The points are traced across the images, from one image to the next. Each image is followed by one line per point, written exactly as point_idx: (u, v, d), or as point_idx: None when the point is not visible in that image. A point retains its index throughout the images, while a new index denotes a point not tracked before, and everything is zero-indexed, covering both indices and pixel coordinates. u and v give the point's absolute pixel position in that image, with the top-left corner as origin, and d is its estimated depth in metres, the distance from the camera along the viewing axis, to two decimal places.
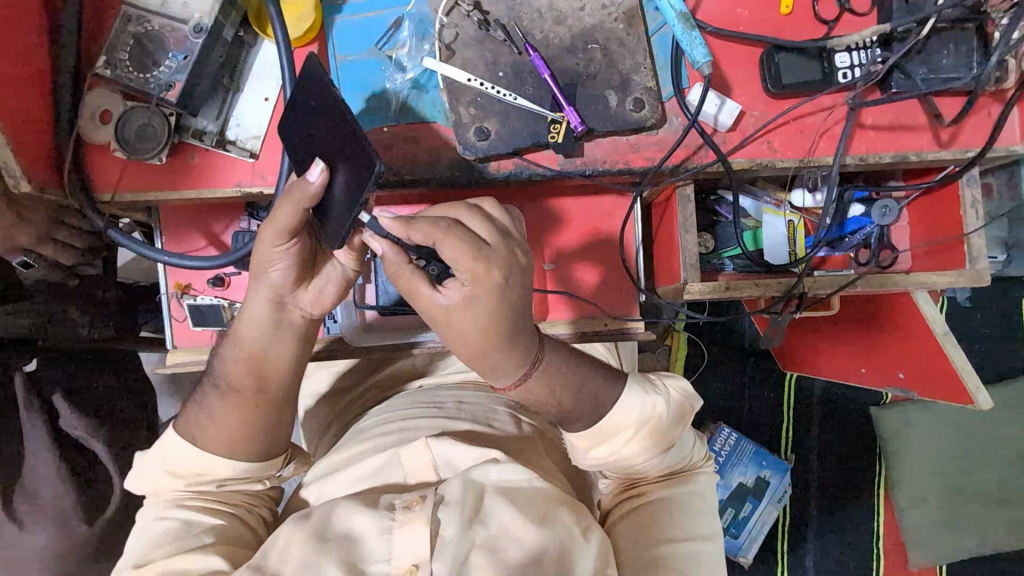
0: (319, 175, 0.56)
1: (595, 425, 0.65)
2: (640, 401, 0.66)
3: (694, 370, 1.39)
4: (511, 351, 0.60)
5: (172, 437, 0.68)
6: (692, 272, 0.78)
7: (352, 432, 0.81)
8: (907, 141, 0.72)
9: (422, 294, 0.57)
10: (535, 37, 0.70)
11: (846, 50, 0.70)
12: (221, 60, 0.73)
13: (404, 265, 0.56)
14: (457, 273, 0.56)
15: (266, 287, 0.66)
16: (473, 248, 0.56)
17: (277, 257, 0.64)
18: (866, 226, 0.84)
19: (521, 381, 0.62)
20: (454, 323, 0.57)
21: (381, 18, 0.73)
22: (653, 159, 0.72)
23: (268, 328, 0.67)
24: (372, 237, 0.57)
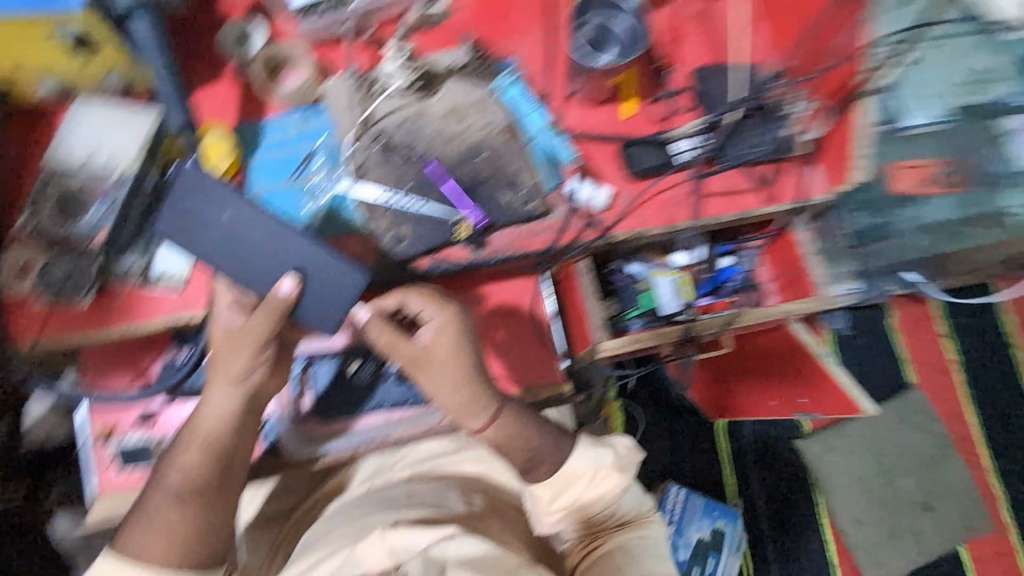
0: (293, 284, 0.66)
1: (558, 472, 0.74)
2: (592, 453, 0.75)
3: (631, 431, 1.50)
4: (479, 386, 0.72)
5: (107, 563, 0.66)
6: (601, 332, 0.89)
7: (307, 550, 0.82)
8: (743, 202, 0.89)
9: (402, 342, 0.71)
10: (433, 155, 0.83)
11: (681, 138, 0.88)
12: (144, 205, 0.77)
13: (387, 323, 0.71)
14: (428, 317, 0.71)
15: (241, 388, 0.70)
16: (431, 296, 0.72)
17: (256, 364, 0.70)
18: (734, 274, 1.02)
19: (493, 418, 0.73)
20: (429, 364, 0.71)
21: (291, 151, 0.82)
22: (548, 241, 0.84)
23: (239, 425, 0.71)
24: (359, 308, 0.71)
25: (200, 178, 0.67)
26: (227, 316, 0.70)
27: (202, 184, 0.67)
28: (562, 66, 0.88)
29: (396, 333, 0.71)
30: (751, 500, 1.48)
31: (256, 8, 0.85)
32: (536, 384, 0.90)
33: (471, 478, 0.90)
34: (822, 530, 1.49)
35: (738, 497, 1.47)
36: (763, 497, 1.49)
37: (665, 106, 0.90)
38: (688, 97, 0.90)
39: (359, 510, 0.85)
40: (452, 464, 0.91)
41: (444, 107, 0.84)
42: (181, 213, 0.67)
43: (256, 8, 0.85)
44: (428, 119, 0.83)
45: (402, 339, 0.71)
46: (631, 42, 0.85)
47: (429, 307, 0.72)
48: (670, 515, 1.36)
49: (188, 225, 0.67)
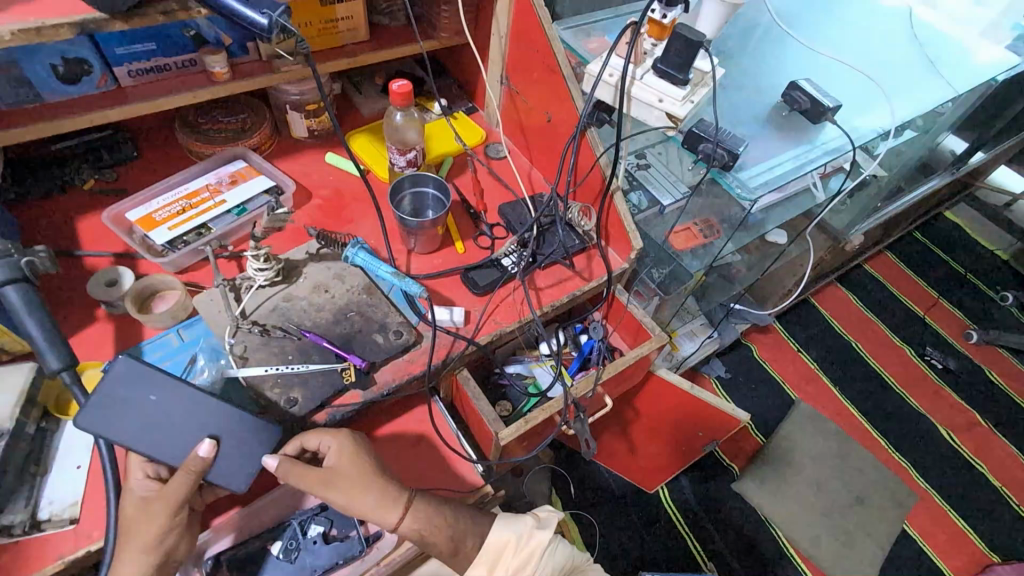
0: (212, 448, 0.69)
1: (482, 551, 0.79)
2: (512, 521, 0.82)
3: (591, 533, 1.54)
4: (382, 492, 0.75)
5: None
6: (497, 424, 0.97)
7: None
8: (570, 285, 1.12)
9: (310, 474, 0.74)
10: (308, 325, 0.96)
11: (505, 255, 1.12)
12: (23, 453, 0.77)
13: (293, 460, 0.74)
14: (327, 447, 0.76)
15: (136, 567, 0.65)
16: (327, 429, 0.78)
17: (165, 536, 0.67)
18: (594, 344, 1.20)
19: (403, 518, 0.75)
20: (342, 484, 0.74)
21: (178, 360, 0.91)
22: (426, 362, 0.97)
23: None
24: (265, 456, 0.73)
25: (134, 367, 0.70)
26: (138, 491, 0.69)
27: (134, 372, 0.70)
28: (398, 234, 1.11)
29: (305, 466, 0.74)
30: (719, 556, 1.56)
31: (121, 258, 0.99)
32: (460, 493, 0.94)
33: None
34: (792, 560, 1.57)
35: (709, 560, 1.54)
36: (729, 548, 1.57)
37: (488, 237, 1.16)
38: (501, 229, 1.17)
39: None
40: None
41: (308, 287, 1.00)
42: (104, 397, 0.69)
43: (121, 258, 0.99)
44: (296, 299, 0.98)
45: (311, 471, 0.74)
46: (440, 201, 1.11)
47: (326, 438, 0.78)
48: None
49: (117, 410, 0.69)
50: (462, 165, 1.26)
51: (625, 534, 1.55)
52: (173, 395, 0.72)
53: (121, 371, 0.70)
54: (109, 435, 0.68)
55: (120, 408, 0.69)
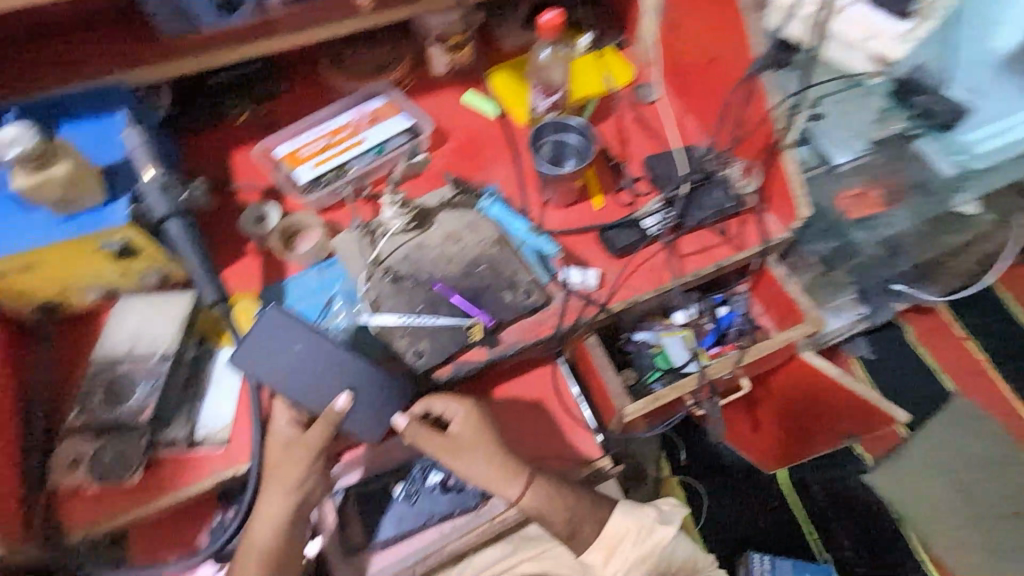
0: (348, 402, 0.70)
1: (602, 536, 0.75)
2: (632, 511, 0.78)
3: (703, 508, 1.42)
4: (504, 469, 0.73)
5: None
6: (624, 398, 0.90)
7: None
8: (718, 253, 0.99)
9: (435, 437, 0.73)
10: (437, 275, 0.93)
11: (647, 215, 1.00)
12: (184, 376, 0.85)
13: (419, 424, 0.73)
14: (452, 413, 0.74)
15: (276, 501, 0.70)
16: (454, 395, 0.75)
17: (303, 477, 0.70)
18: (733, 319, 1.05)
19: (523, 495, 0.73)
20: (465, 452, 0.73)
21: (317, 299, 0.93)
22: (554, 324, 0.91)
23: (278, 544, 0.69)
24: (396, 414, 0.73)
25: (285, 317, 0.70)
26: (281, 432, 0.73)
27: (284, 322, 0.70)
28: (533, 184, 1.04)
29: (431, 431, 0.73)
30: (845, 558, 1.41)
31: (269, 194, 1.01)
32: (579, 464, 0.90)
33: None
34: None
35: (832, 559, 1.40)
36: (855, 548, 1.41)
37: (628, 193, 1.05)
38: (643, 184, 1.05)
39: None
40: None
41: (439, 235, 0.97)
42: (258, 340, 0.70)
43: (269, 193, 1.01)
44: (427, 247, 0.95)
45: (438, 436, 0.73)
46: (584, 149, 1.04)
47: (452, 404, 0.75)
48: None
49: (264, 354, 0.70)
50: (605, 108, 1.14)
51: (739, 513, 1.41)
52: (314, 348, 0.71)
53: (272, 319, 0.71)
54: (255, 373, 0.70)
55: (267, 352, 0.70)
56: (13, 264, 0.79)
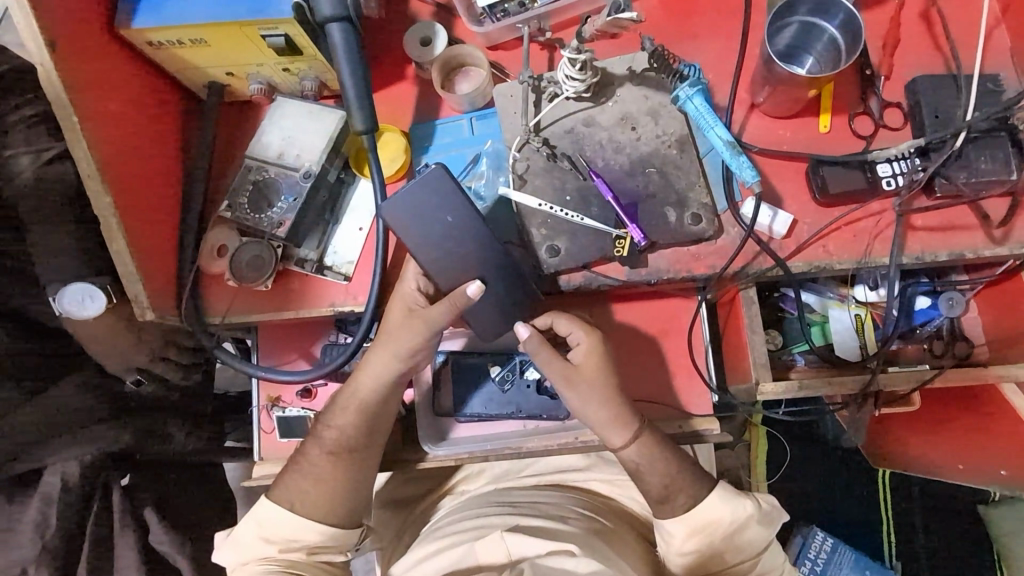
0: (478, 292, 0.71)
1: (690, 510, 0.75)
2: (731, 501, 0.75)
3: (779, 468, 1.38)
4: (618, 411, 0.74)
5: (270, 506, 0.78)
6: (764, 371, 0.79)
7: (436, 532, 0.82)
8: (960, 240, 0.75)
9: (557, 359, 0.73)
10: (598, 165, 0.79)
11: (886, 161, 0.76)
12: (323, 198, 0.83)
13: (544, 343, 0.73)
14: (576, 340, 0.75)
15: (394, 357, 0.76)
16: (582, 322, 0.75)
17: (420, 345, 0.75)
18: (935, 317, 0.86)
19: (631, 438, 0.74)
20: (581, 383, 0.73)
21: (461, 153, 0.84)
22: (715, 265, 0.77)
23: (388, 391, 0.78)
24: (521, 323, 0.73)
25: (443, 182, 0.72)
26: (408, 297, 0.75)
27: (441, 188, 0.73)
28: (747, 79, 0.82)
29: (553, 353, 0.73)
30: (914, 565, 1.35)
31: (440, 12, 0.87)
32: (682, 415, 0.84)
33: (601, 497, 0.89)
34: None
35: (898, 559, 1.35)
36: (929, 559, 1.35)
37: (872, 122, 0.79)
38: (897, 115, 0.79)
39: (478, 508, 0.84)
40: (580, 480, 0.90)
41: (614, 116, 0.80)
42: (414, 198, 0.73)
43: (439, 12, 0.87)
44: (596, 127, 0.80)
45: (558, 359, 0.74)
46: (835, 54, 0.77)
47: (577, 331, 0.75)
48: (813, 565, 1.28)
49: (417, 218, 0.73)
50: None
51: (816, 487, 1.37)
52: (464, 220, 0.73)
53: (430, 181, 0.73)
54: (403, 237, 0.73)
55: (420, 215, 0.73)
56: (186, 38, 0.75)
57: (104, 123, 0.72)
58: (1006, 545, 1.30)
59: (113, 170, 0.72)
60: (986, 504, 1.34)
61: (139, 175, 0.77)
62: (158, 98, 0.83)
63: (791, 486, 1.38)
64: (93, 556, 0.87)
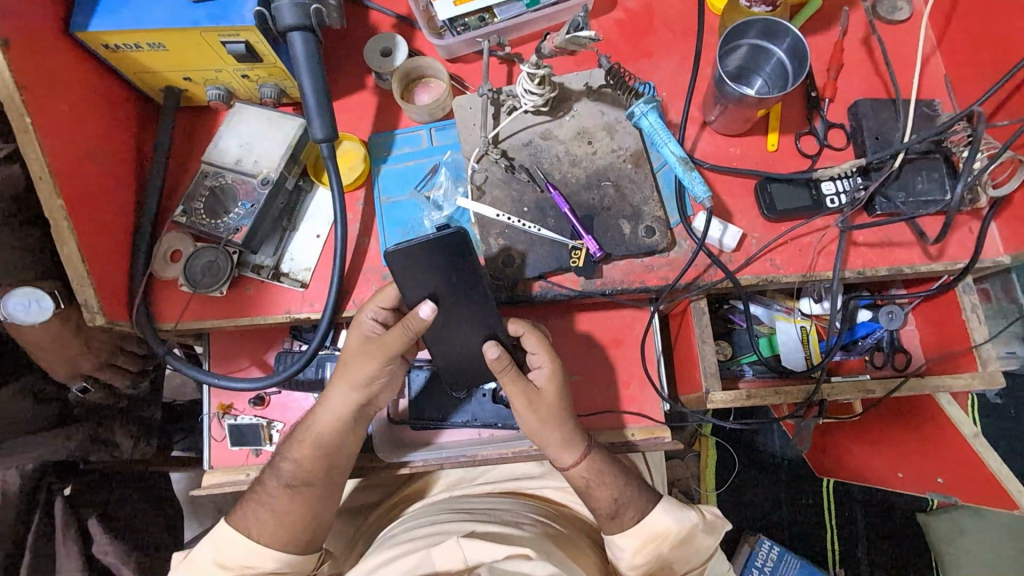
0: (431, 312, 0.70)
1: (641, 523, 0.76)
2: (678, 512, 0.77)
3: (726, 477, 1.44)
4: (569, 431, 0.75)
5: (227, 531, 0.77)
6: (713, 381, 0.82)
7: (387, 540, 0.81)
8: (899, 256, 0.79)
9: (519, 382, 0.74)
10: (555, 178, 0.81)
11: (831, 179, 0.79)
12: (281, 206, 0.83)
13: (509, 366, 0.73)
14: (539, 359, 0.76)
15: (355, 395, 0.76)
16: (546, 343, 0.76)
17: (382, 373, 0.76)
18: (876, 330, 0.91)
19: (582, 455, 0.76)
20: (541, 405, 0.74)
21: (420, 164, 0.85)
22: (667, 278, 0.79)
23: (347, 425, 0.78)
24: (489, 344, 0.71)
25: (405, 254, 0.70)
26: (366, 326, 0.74)
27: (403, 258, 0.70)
28: (699, 99, 0.85)
29: (517, 375, 0.74)
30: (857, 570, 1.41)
31: (400, 24, 0.89)
32: (635, 424, 0.87)
33: (554, 505, 0.90)
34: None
35: (840, 566, 1.41)
36: (869, 565, 1.41)
37: (817, 142, 0.83)
38: (840, 136, 0.82)
39: (434, 515, 0.83)
40: (535, 488, 0.91)
41: (571, 130, 0.82)
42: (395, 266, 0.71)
43: (401, 23, 0.89)
44: (553, 140, 0.82)
45: (519, 383, 0.74)
46: (782, 76, 0.80)
47: (541, 352, 0.76)
48: (760, 573, 1.34)
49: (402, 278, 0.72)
50: (831, 15, 0.86)
51: (764, 494, 1.43)
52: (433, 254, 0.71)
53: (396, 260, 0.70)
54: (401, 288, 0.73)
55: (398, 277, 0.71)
56: (143, 41, 0.74)
57: (58, 125, 0.71)
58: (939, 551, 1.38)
59: (66, 174, 0.71)
60: (924, 512, 1.42)
61: (89, 176, 0.75)
62: (113, 101, 0.81)
63: (737, 495, 1.43)
64: (33, 572, 0.83)
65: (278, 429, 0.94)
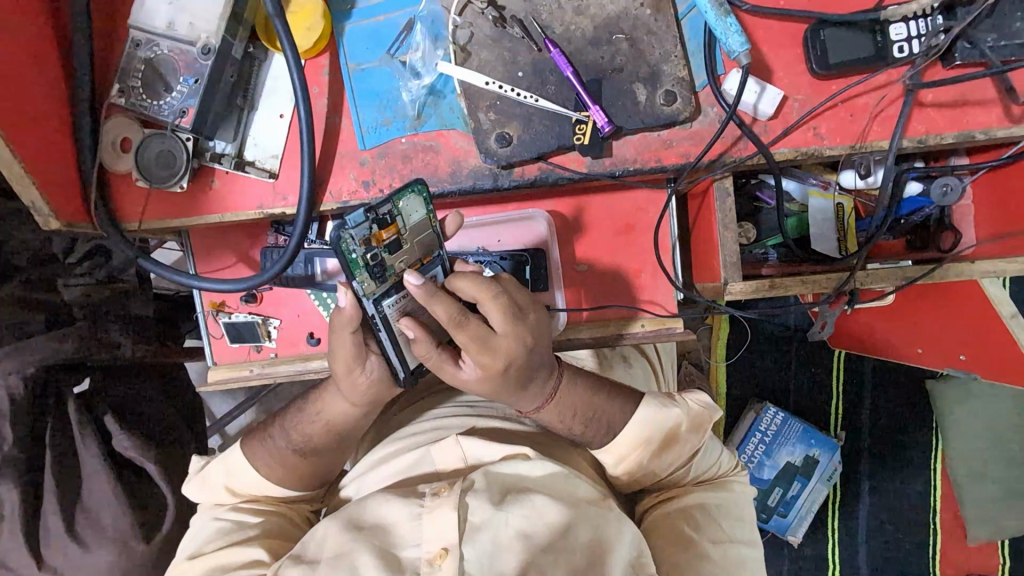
0: (348, 300, 0.62)
1: (614, 441, 0.73)
2: (659, 415, 0.74)
3: (738, 349, 1.43)
4: (524, 393, 0.69)
5: (239, 458, 0.75)
6: (733, 271, 0.74)
7: (396, 432, 0.82)
8: (973, 118, 0.65)
9: (447, 369, 0.66)
10: (555, 32, 0.67)
11: (902, 20, 0.63)
12: (233, 78, 0.71)
13: (434, 347, 0.65)
14: (472, 360, 0.64)
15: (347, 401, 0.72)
16: (479, 347, 0.63)
17: (361, 367, 0.69)
18: (925, 206, 0.80)
19: (538, 408, 0.72)
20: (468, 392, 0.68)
21: (392, 21, 0.71)
22: (688, 155, 0.67)
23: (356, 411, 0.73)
24: (402, 324, 0.64)
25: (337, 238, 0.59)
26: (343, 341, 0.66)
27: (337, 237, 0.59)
28: None
29: (449, 360, 0.66)
30: (859, 435, 1.45)
31: None
32: (647, 315, 0.82)
33: None
34: (930, 470, 1.45)
35: (841, 429, 1.44)
36: (873, 431, 1.44)
37: None
38: None
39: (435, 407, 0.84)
40: None
41: None
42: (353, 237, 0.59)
43: None
44: None
45: (476, 341, 0.63)
46: None
47: (476, 350, 0.63)
48: (763, 437, 1.38)
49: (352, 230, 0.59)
50: None
51: (774, 368, 1.43)
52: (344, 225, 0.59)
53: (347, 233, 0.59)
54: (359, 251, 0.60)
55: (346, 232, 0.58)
56: None
57: None
58: (943, 414, 1.41)
59: None
60: (933, 378, 1.42)
61: (11, 46, 0.61)
62: None
63: (746, 368, 1.43)
64: (53, 464, 0.84)
65: (275, 325, 0.91)
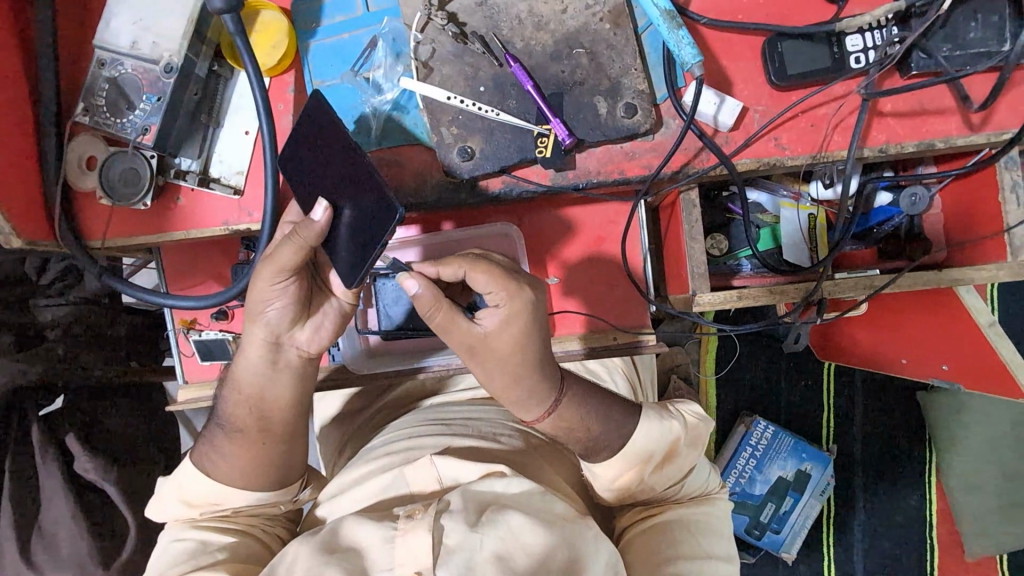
0: (325, 214, 0.60)
1: (620, 451, 0.71)
2: (661, 429, 0.73)
3: (725, 362, 1.42)
4: (533, 384, 0.67)
5: (202, 478, 0.72)
6: (701, 282, 0.74)
7: (368, 452, 0.81)
8: (933, 127, 0.65)
9: (460, 320, 0.63)
10: (516, 47, 0.67)
11: (857, 32, 0.64)
12: (196, 96, 0.72)
13: (440, 299, 0.63)
14: (492, 301, 0.64)
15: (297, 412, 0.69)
16: (503, 277, 0.64)
17: (274, 296, 0.67)
18: (894, 216, 0.80)
19: (551, 410, 0.70)
20: (488, 354, 0.65)
21: (355, 38, 0.72)
22: (650, 166, 0.67)
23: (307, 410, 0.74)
24: (406, 276, 0.62)
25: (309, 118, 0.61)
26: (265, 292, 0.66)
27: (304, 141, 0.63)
28: None
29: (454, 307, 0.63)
30: (851, 448, 1.43)
31: None
32: (618, 327, 0.84)
33: None
34: (924, 483, 1.42)
35: (832, 442, 1.42)
36: (865, 443, 1.42)
37: None
38: None
39: (413, 424, 0.83)
40: None
41: None
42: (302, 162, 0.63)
43: None
44: None
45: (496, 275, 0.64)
46: None
47: (500, 289, 0.64)
48: (753, 450, 1.35)
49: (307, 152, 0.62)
50: None
51: (761, 380, 1.41)
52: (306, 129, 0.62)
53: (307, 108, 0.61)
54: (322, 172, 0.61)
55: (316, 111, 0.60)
56: None
57: None
58: (935, 425, 1.39)
59: None
60: (923, 389, 1.41)
61: None
62: None
63: (733, 380, 1.42)
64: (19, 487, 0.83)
65: None
